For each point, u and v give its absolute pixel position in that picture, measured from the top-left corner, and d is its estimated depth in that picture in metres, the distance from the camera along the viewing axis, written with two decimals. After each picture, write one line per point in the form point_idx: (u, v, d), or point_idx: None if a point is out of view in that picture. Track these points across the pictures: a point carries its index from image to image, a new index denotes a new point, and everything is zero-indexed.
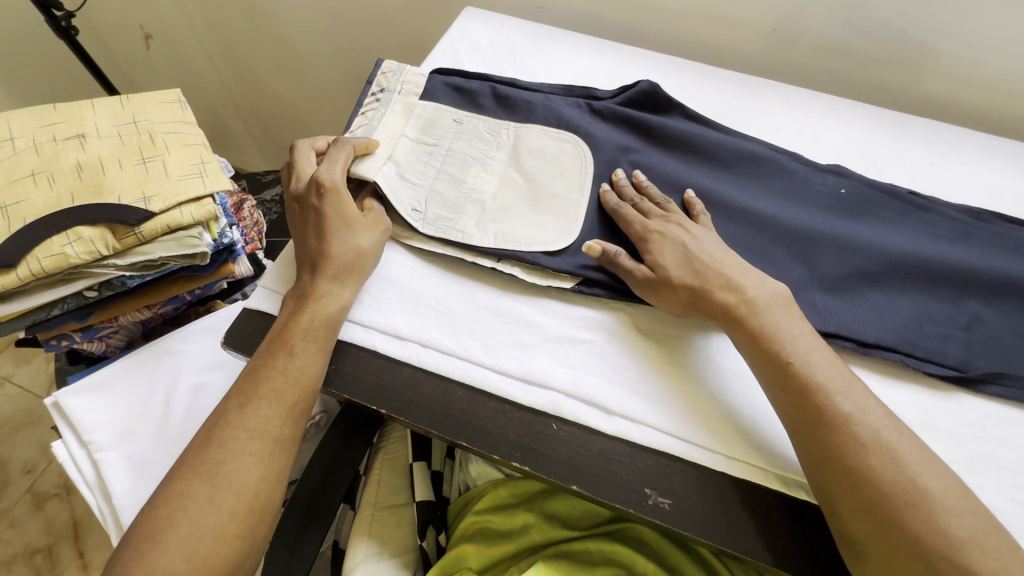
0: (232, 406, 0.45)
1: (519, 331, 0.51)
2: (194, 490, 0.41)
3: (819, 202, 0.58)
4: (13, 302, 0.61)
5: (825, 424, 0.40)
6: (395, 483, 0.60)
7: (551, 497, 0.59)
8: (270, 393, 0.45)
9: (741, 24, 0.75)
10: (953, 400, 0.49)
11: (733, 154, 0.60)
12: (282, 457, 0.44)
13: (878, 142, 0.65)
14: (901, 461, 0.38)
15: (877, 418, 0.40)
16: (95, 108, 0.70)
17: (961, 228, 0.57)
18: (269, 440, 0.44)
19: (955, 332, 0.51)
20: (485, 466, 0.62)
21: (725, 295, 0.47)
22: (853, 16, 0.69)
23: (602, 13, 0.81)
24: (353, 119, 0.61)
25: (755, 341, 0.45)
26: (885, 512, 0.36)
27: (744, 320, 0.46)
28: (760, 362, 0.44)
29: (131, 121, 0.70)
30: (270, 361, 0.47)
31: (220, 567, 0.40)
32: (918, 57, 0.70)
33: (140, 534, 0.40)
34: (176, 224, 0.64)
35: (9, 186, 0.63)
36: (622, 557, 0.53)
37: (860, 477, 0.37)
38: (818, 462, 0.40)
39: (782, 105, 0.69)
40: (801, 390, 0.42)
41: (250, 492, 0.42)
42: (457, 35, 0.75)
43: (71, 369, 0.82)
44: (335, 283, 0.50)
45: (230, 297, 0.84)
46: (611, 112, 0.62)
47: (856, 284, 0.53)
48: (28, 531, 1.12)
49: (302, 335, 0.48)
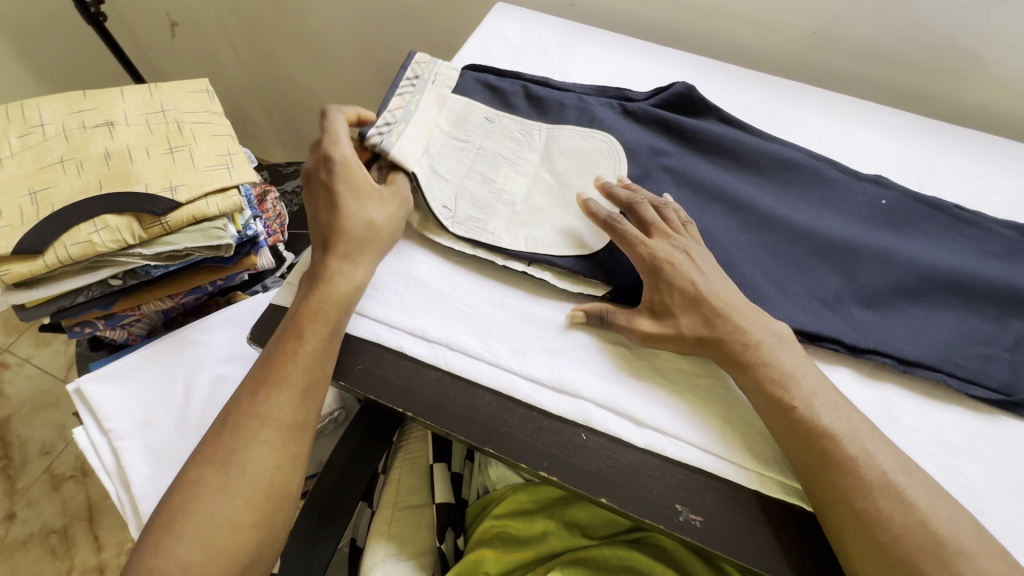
0: (245, 393, 0.46)
1: (549, 337, 0.50)
2: (209, 480, 0.42)
3: (858, 212, 0.56)
4: (40, 288, 0.61)
5: (833, 466, 0.39)
6: (415, 484, 0.59)
7: (571, 504, 0.58)
8: (283, 378, 0.45)
9: (778, 27, 0.73)
10: (998, 424, 0.47)
11: (770, 160, 0.58)
12: (295, 445, 0.44)
13: (920, 152, 0.63)
14: (913, 503, 0.37)
15: (884, 459, 0.39)
16: (125, 96, 0.70)
17: (1007, 245, 0.55)
18: (281, 427, 0.44)
19: (1001, 353, 0.49)
20: (506, 470, 0.61)
21: (731, 337, 0.45)
22: (897, 21, 0.67)
23: (636, 13, 0.79)
24: (388, 96, 0.58)
25: (761, 380, 0.43)
26: (895, 557, 0.36)
27: (749, 362, 0.44)
28: (764, 404, 0.43)
29: (160, 110, 0.70)
30: (282, 348, 0.47)
31: (235, 555, 0.40)
32: (964, 65, 0.67)
33: (160, 520, 0.41)
34: (202, 215, 0.64)
35: (38, 173, 0.63)
36: (640, 566, 0.52)
37: (868, 520, 0.37)
38: (827, 505, 0.39)
39: (821, 112, 0.67)
40: (807, 428, 0.41)
41: (265, 481, 0.42)
42: (488, 31, 0.74)
43: (93, 355, 0.82)
44: (347, 262, 0.50)
45: (252, 289, 0.84)
46: (645, 113, 0.60)
47: (896, 299, 0.52)
48: (45, 511, 1.13)
49: (312, 320, 0.47)
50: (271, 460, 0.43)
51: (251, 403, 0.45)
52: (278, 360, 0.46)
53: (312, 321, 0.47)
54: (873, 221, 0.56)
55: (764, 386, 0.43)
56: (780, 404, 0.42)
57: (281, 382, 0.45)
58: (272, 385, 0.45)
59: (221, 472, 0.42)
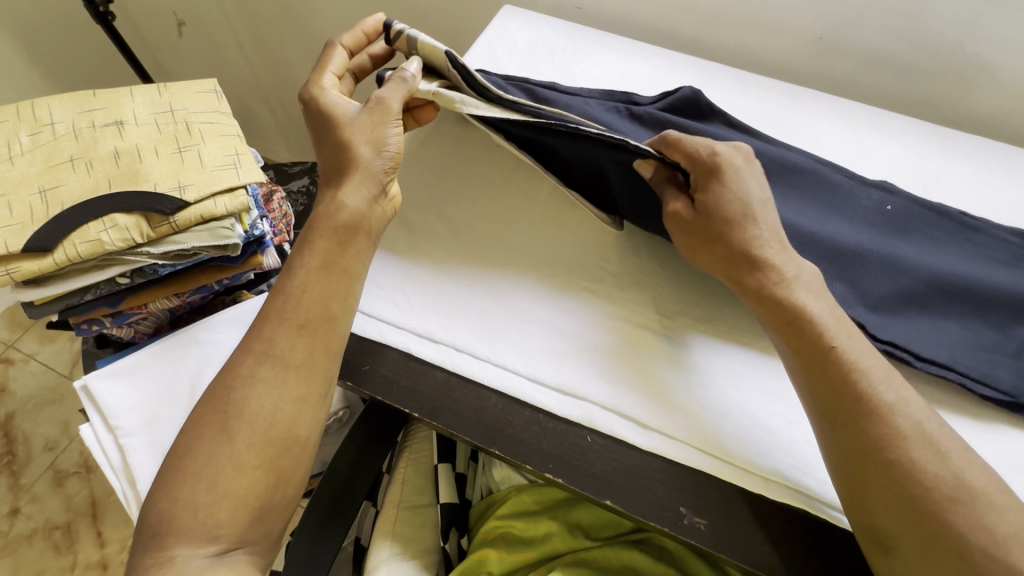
0: (254, 332, 0.46)
1: (554, 340, 0.50)
2: (216, 421, 0.42)
3: (864, 216, 0.57)
4: (50, 286, 0.61)
5: (864, 413, 0.39)
6: (419, 484, 0.60)
7: (575, 505, 0.58)
8: (289, 313, 0.45)
9: (785, 32, 0.73)
10: (1002, 431, 0.47)
11: (775, 164, 0.59)
12: (298, 383, 0.43)
13: (926, 158, 0.63)
14: (948, 458, 0.37)
15: (918, 409, 0.39)
16: (134, 96, 0.71)
17: (1013, 251, 0.55)
18: (282, 363, 0.43)
19: (1006, 360, 0.49)
20: (510, 471, 0.62)
21: (764, 273, 0.45)
22: (904, 27, 0.67)
23: (642, 16, 0.80)
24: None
25: (793, 321, 0.43)
26: (924, 508, 0.35)
27: (783, 299, 0.44)
28: (795, 348, 0.43)
29: (168, 109, 0.71)
30: (286, 285, 0.46)
31: (238, 500, 0.40)
32: (970, 72, 0.67)
33: (170, 466, 0.42)
34: (210, 214, 0.64)
35: (49, 171, 0.64)
36: (640, 567, 0.52)
37: (901, 471, 0.36)
38: (845, 462, 0.38)
39: (827, 117, 0.67)
40: (841, 374, 0.40)
41: (266, 421, 0.42)
42: (496, 33, 0.75)
43: (99, 352, 0.83)
44: (344, 184, 0.48)
45: (257, 288, 0.84)
46: (651, 117, 0.61)
47: (901, 304, 0.52)
48: (48, 508, 1.14)
49: (316, 258, 0.47)
50: (276, 405, 0.42)
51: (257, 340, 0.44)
52: (283, 297, 0.46)
53: (318, 255, 0.47)
54: (879, 226, 0.56)
55: (800, 329, 0.42)
56: (814, 346, 0.42)
57: (286, 317, 0.45)
58: (278, 321, 0.45)
59: (230, 420, 0.41)
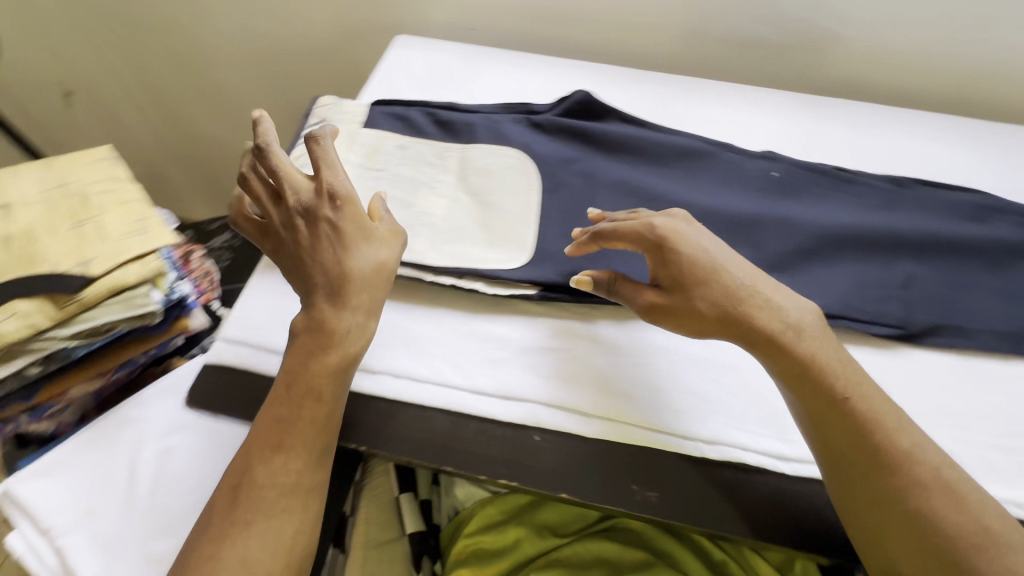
0: (257, 458, 0.41)
1: (490, 348, 0.51)
2: (225, 553, 0.38)
3: (755, 185, 0.61)
4: None
5: (885, 465, 0.38)
6: (383, 521, 0.58)
7: (541, 507, 0.58)
8: (284, 449, 0.41)
9: (660, 28, 0.79)
10: (901, 355, 0.52)
11: (669, 150, 0.63)
12: (315, 507, 0.42)
13: (800, 124, 0.70)
14: (966, 500, 0.37)
15: (936, 454, 0.39)
16: (21, 175, 0.68)
17: (886, 196, 0.61)
18: (303, 490, 0.41)
19: (896, 292, 0.54)
20: (471, 486, 0.62)
21: (771, 321, 0.42)
22: (761, 11, 0.74)
23: (530, 28, 0.84)
24: (294, 154, 0.62)
25: (805, 369, 0.41)
26: (949, 560, 0.35)
27: (792, 348, 0.42)
28: (809, 395, 0.41)
29: (61, 183, 0.68)
30: (297, 408, 0.43)
31: None
32: (823, 42, 0.75)
33: None
34: (120, 285, 0.61)
35: None
36: (611, 557, 0.54)
37: (923, 521, 0.36)
38: (868, 512, 0.38)
39: (709, 99, 0.72)
40: (862, 424, 0.40)
41: (286, 548, 0.39)
42: (392, 63, 0.77)
43: (16, 453, 0.76)
44: (359, 313, 0.45)
45: (188, 352, 0.81)
46: (550, 123, 0.64)
47: (800, 260, 0.56)
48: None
49: (328, 379, 0.43)
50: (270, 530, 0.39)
51: (252, 476, 0.41)
52: (274, 426, 0.42)
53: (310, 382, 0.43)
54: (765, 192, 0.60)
55: (815, 379, 0.41)
56: (828, 398, 0.41)
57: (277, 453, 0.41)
58: (279, 458, 0.41)
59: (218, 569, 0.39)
